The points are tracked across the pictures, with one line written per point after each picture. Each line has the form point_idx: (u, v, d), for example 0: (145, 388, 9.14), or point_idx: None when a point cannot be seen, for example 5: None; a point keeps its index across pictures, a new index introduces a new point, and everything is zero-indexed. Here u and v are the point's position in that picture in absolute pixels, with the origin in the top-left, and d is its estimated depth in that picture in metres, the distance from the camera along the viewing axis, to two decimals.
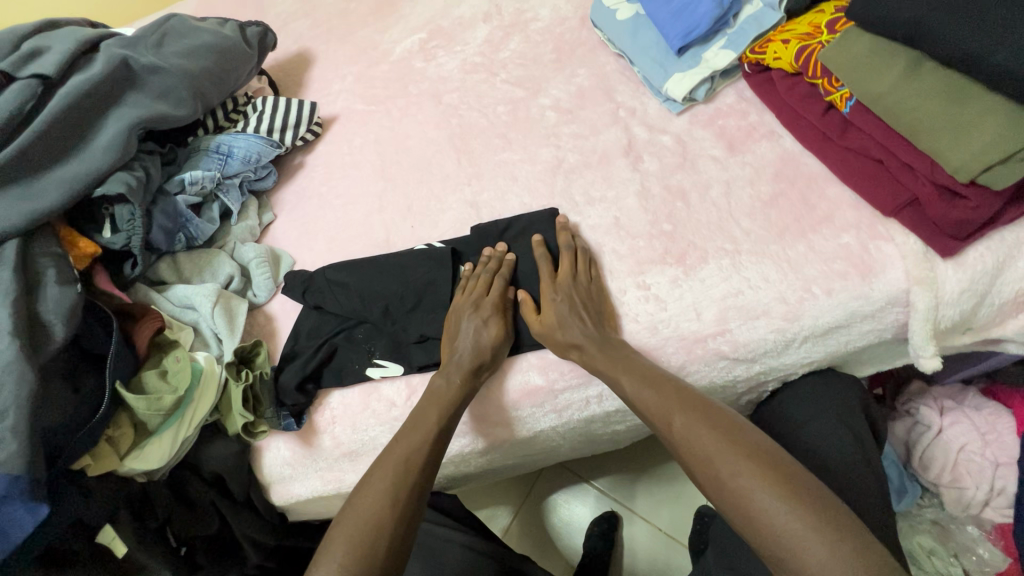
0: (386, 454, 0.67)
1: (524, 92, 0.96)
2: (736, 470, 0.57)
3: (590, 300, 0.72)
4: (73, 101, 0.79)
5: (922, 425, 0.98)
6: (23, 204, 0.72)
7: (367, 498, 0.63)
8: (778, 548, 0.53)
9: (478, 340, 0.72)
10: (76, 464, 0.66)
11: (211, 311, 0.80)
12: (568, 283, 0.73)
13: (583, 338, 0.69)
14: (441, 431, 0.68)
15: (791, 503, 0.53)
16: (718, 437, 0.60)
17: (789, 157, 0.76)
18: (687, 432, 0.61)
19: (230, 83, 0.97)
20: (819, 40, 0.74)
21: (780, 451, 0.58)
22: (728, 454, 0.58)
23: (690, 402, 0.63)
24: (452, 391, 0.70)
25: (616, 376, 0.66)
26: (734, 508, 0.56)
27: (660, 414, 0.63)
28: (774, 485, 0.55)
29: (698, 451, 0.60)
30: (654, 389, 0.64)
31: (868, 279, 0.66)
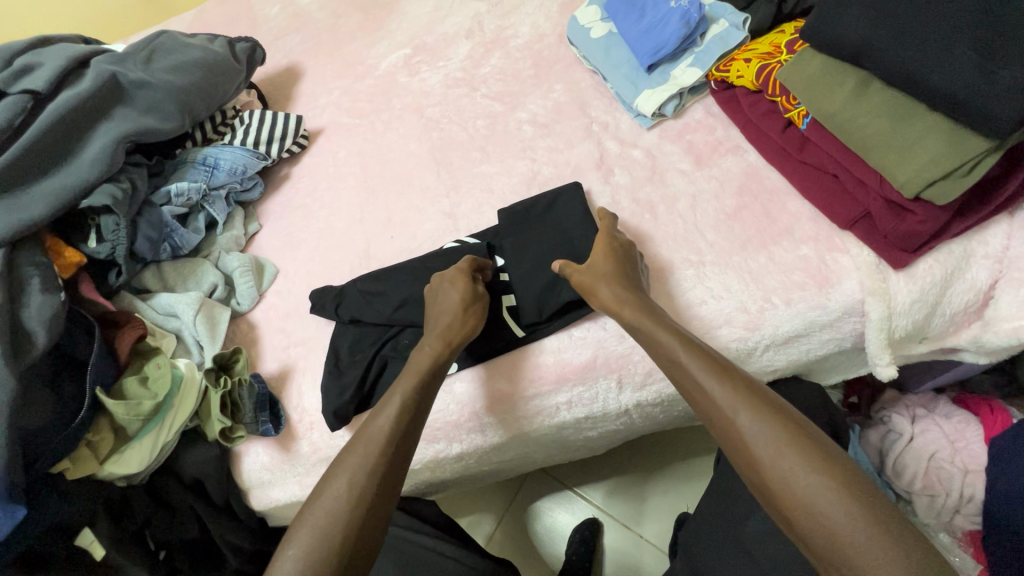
0: (354, 440, 0.68)
1: (503, 107, 0.99)
2: (805, 465, 0.56)
3: (633, 268, 0.73)
4: (62, 115, 0.82)
5: (894, 433, 0.99)
6: (10, 214, 0.74)
7: (337, 480, 0.64)
8: (843, 552, 0.52)
9: (456, 305, 0.73)
10: (54, 468, 0.68)
11: (193, 319, 0.82)
12: (621, 249, 0.74)
13: (614, 299, 0.69)
14: (410, 411, 0.69)
15: (866, 515, 0.52)
16: (788, 433, 0.58)
17: (753, 171, 0.78)
18: (755, 426, 0.59)
19: (218, 97, 1.00)
20: (778, 60, 0.77)
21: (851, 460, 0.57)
22: (800, 452, 0.56)
23: (757, 396, 0.61)
24: (421, 367, 0.71)
25: (676, 354, 0.64)
26: (801, 509, 0.54)
27: (727, 404, 0.61)
28: (846, 489, 0.54)
29: (765, 444, 0.58)
30: (720, 378, 0.62)
31: (825, 290, 0.68)
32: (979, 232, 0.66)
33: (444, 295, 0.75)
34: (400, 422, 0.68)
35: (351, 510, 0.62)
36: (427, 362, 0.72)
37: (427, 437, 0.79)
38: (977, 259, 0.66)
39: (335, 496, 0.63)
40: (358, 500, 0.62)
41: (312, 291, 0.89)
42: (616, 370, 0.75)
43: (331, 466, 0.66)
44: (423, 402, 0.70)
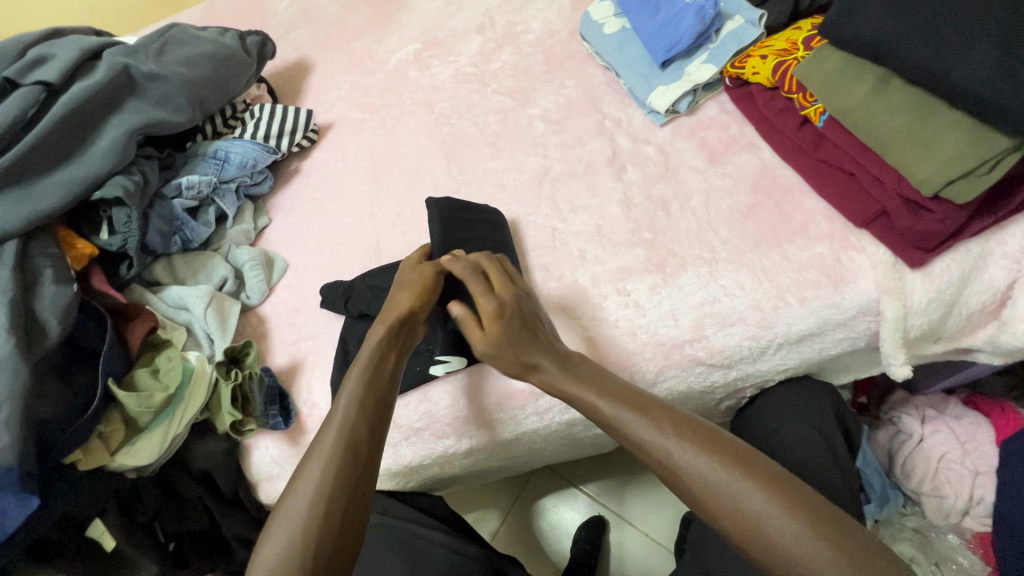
0: (320, 436, 0.65)
1: (514, 103, 0.98)
2: (738, 487, 0.57)
3: (530, 315, 0.70)
4: (75, 107, 0.82)
5: (903, 434, 0.99)
6: (22, 206, 0.74)
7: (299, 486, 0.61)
8: (789, 561, 0.54)
9: (404, 285, 0.73)
10: (66, 458, 0.68)
11: (204, 312, 0.83)
12: (510, 296, 0.70)
13: (539, 359, 0.68)
14: (375, 404, 0.66)
15: (812, 527, 0.54)
16: (717, 457, 0.59)
17: (767, 169, 0.78)
18: (683, 456, 0.59)
19: (228, 91, 1.00)
20: (795, 57, 0.77)
21: (782, 470, 0.59)
22: (731, 475, 0.57)
23: (682, 424, 0.61)
24: (365, 355, 0.69)
25: (591, 398, 0.65)
26: (745, 531, 0.56)
27: (656, 443, 0.61)
28: (779, 500, 0.55)
29: (698, 476, 0.58)
30: (642, 413, 0.63)
31: (839, 289, 0.67)
32: (997, 231, 0.66)
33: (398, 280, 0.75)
34: (363, 417, 0.65)
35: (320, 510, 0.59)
36: (371, 349, 0.69)
37: (437, 432, 0.79)
38: (994, 259, 0.66)
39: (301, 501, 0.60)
40: (324, 500, 0.60)
41: (323, 286, 0.89)
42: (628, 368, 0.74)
43: (297, 470, 0.63)
44: (385, 391, 0.68)
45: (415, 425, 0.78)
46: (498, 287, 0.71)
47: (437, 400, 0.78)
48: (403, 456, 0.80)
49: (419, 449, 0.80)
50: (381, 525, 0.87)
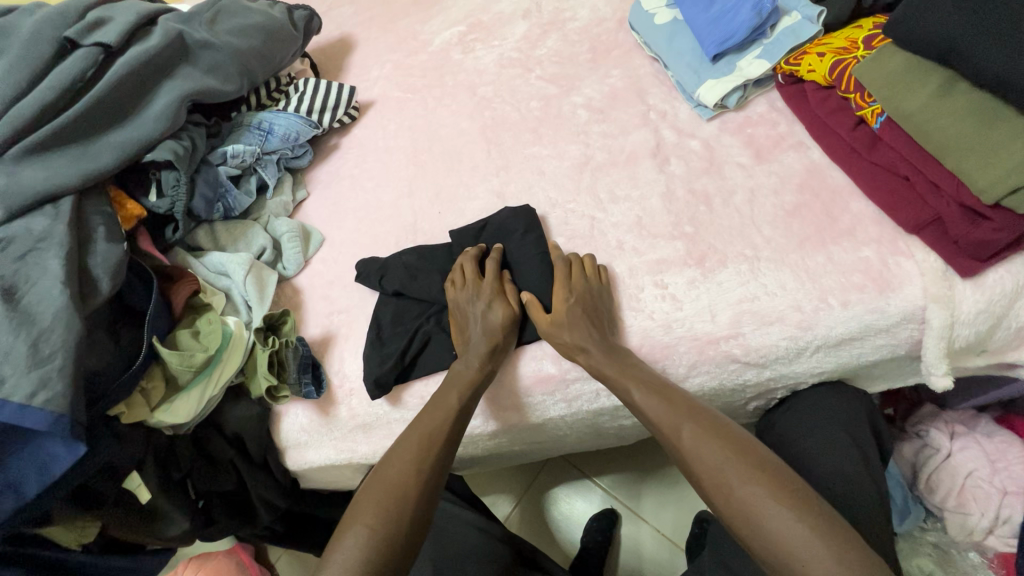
0: (407, 434, 0.71)
1: (558, 89, 0.98)
2: (740, 476, 0.59)
3: (599, 304, 0.73)
4: (131, 70, 0.83)
5: (930, 448, 0.98)
6: (79, 163, 0.76)
7: (393, 471, 0.67)
8: (778, 552, 0.55)
9: (487, 328, 0.74)
10: (111, 410, 0.70)
11: (243, 279, 0.84)
12: (581, 284, 0.74)
13: (589, 343, 0.70)
14: (463, 415, 0.71)
15: (797, 512, 0.55)
16: (724, 447, 0.61)
17: (816, 168, 0.77)
18: (693, 441, 0.63)
19: (275, 64, 1.01)
20: (855, 56, 0.75)
21: (781, 463, 0.61)
22: (736, 465, 0.60)
23: (695, 413, 0.65)
24: (470, 377, 0.72)
25: (627, 385, 0.67)
26: (738, 517, 0.58)
27: (668, 423, 0.65)
28: (779, 495, 0.57)
29: (703, 461, 0.62)
30: (663, 398, 0.66)
31: (885, 294, 0.67)
32: None
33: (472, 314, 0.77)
34: (452, 423, 0.71)
35: (409, 500, 0.65)
36: (475, 374, 0.72)
37: None
38: None
39: (397, 487, 0.66)
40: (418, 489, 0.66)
41: (358, 261, 0.90)
42: (660, 360, 0.73)
43: (384, 457, 0.70)
44: (473, 405, 0.73)
45: None
46: (570, 277, 0.75)
47: None
48: None
49: None
50: None
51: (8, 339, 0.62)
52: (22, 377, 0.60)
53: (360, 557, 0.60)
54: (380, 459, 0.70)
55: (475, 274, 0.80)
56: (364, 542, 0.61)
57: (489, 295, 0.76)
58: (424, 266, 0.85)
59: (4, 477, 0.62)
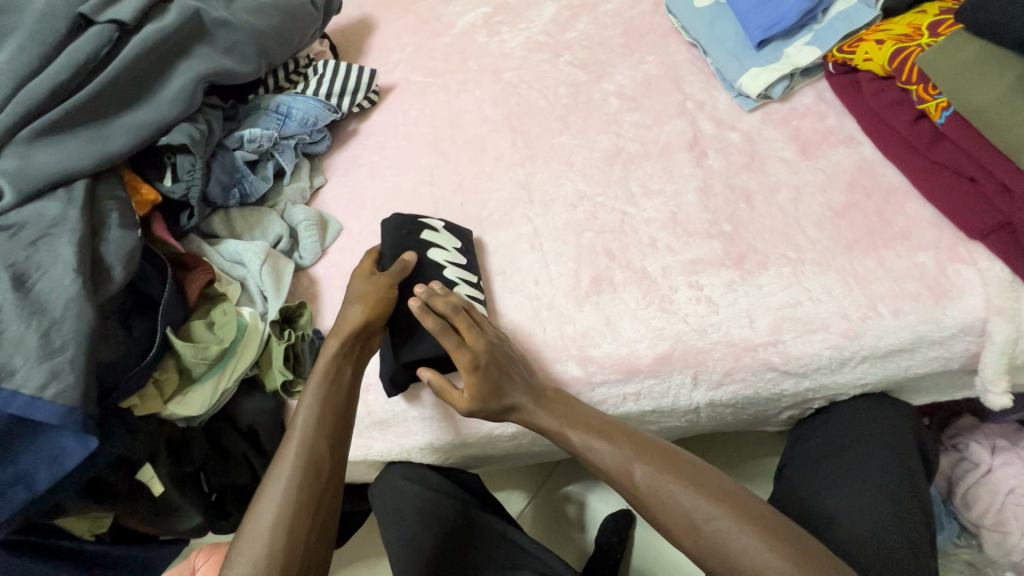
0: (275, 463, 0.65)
1: (588, 76, 0.93)
2: (710, 518, 0.57)
3: (508, 355, 0.69)
4: (146, 49, 0.80)
5: (968, 463, 0.92)
6: (93, 146, 0.74)
7: (263, 511, 0.61)
8: None
9: (355, 296, 0.72)
10: (124, 402, 0.69)
11: (259, 268, 0.81)
12: (481, 343, 0.68)
13: (520, 398, 0.67)
14: (331, 429, 0.67)
15: (765, 539, 0.55)
16: (683, 483, 0.59)
17: (867, 166, 0.72)
18: (651, 483, 0.60)
19: (294, 45, 0.96)
20: (919, 43, 0.69)
21: (735, 485, 0.60)
22: (694, 496, 0.58)
23: (641, 445, 0.63)
24: (318, 377, 0.69)
25: (563, 428, 0.66)
26: (710, 554, 0.56)
27: (617, 464, 0.62)
28: (745, 524, 0.56)
29: (660, 498, 0.59)
30: (606, 438, 0.64)
31: (941, 304, 0.62)
32: None
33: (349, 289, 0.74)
34: (323, 441, 0.66)
35: (289, 537, 0.60)
36: (323, 367, 0.70)
37: None
38: None
39: (266, 529, 0.60)
40: (292, 522, 0.60)
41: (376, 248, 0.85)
42: (692, 366, 0.69)
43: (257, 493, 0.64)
44: (343, 416, 0.69)
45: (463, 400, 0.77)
46: (468, 334, 0.69)
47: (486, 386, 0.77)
48: (448, 431, 0.78)
49: (465, 427, 0.78)
50: (414, 490, 0.83)
51: (19, 328, 0.60)
52: (33, 369, 0.58)
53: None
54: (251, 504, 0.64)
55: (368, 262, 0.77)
56: None
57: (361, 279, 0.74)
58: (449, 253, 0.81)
59: (15, 469, 0.61)
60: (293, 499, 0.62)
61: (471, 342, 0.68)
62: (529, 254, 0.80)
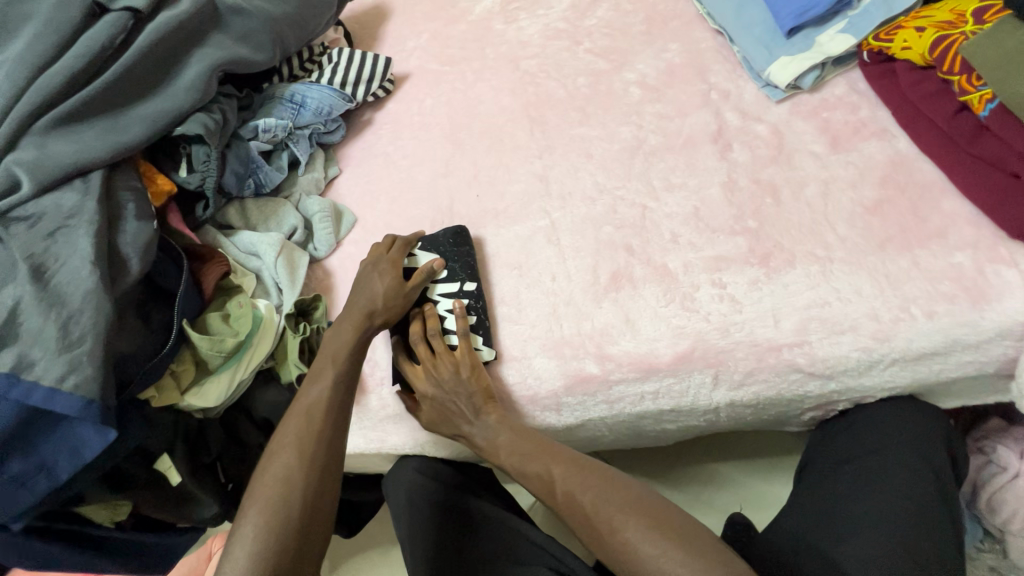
0: (289, 419, 0.67)
1: (608, 64, 0.90)
2: (623, 527, 0.59)
3: (462, 382, 0.70)
4: (161, 37, 0.79)
5: (996, 466, 0.86)
6: (109, 136, 0.73)
7: (277, 464, 0.63)
8: None
9: (375, 289, 0.74)
10: (141, 394, 0.69)
11: (274, 260, 0.81)
12: (436, 371, 0.72)
13: (472, 428, 0.71)
14: (344, 388, 0.69)
15: (664, 544, 0.56)
16: (598, 494, 0.62)
17: (902, 160, 0.69)
18: (568, 492, 0.63)
19: (309, 32, 0.95)
20: (963, 31, 0.66)
21: (648, 492, 0.62)
22: (608, 507, 0.61)
23: (563, 458, 0.66)
24: (343, 347, 0.71)
25: (498, 452, 0.69)
26: (620, 564, 0.58)
27: (542, 478, 0.66)
28: (649, 528, 0.58)
29: (577, 514, 0.62)
30: (534, 456, 0.67)
31: (979, 306, 0.60)
32: None
33: (368, 283, 0.75)
34: (335, 396, 0.68)
35: (300, 485, 0.62)
36: (350, 341, 0.72)
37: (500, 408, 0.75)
38: None
39: (279, 477, 0.62)
40: (304, 467, 0.63)
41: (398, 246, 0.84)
42: (714, 366, 0.67)
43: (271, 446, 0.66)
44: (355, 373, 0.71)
45: None
46: (423, 365, 0.73)
47: (501, 372, 0.74)
48: None
49: None
50: (422, 484, 0.83)
51: (38, 320, 0.60)
52: (52, 361, 0.58)
53: (252, 546, 0.57)
54: (265, 453, 0.66)
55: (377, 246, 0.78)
56: (257, 525, 0.59)
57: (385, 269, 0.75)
58: (461, 246, 0.79)
59: (37, 458, 0.61)
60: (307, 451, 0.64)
61: (421, 377, 0.73)
62: (546, 249, 0.78)
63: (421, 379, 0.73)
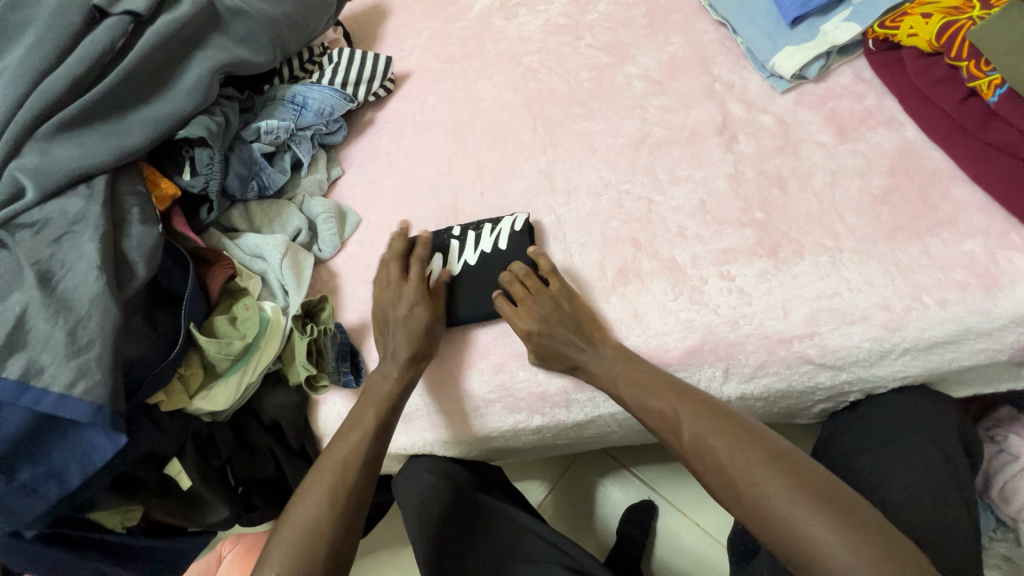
0: (324, 460, 0.68)
1: (611, 59, 0.90)
2: (760, 482, 0.55)
3: (570, 316, 0.69)
4: (162, 40, 0.79)
5: (1007, 455, 0.85)
6: (112, 141, 0.73)
7: (304, 506, 0.64)
8: (802, 554, 0.51)
9: (415, 330, 0.72)
10: (151, 399, 0.69)
11: (280, 262, 0.80)
12: (536, 306, 0.70)
13: (586, 361, 0.67)
14: (381, 433, 0.69)
15: (809, 507, 0.52)
16: (732, 443, 0.58)
17: (909, 149, 0.69)
18: (697, 433, 0.60)
19: (308, 33, 0.94)
20: (970, 16, 0.66)
21: (789, 448, 0.58)
22: (743, 460, 0.57)
23: (695, 400, 0.62)
24: (383, 391, 0.71)
25: (617, 387, 0.65)
26: (755, 519, 0.55)
27: (669, 419, 0.62)
28: (790, 487, 0.54)
29: (709, 458, 0.59)
30: (660, 395, 0.63)
31: (991, 293, 0.60)
32: None
33: (397, 315, 0.73)
34: (371, 440, 0.69)
35: (325, 532, 0.62)
36: (393, 389, 0.71)
37: (509, 406, 0.75)
38: None
39: (304, 524, 0.62)
40: (330, 515, 0.63)
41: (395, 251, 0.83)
42: (724, 359, 0.66)
43: (302, 486, 0.67)
44: (392, 420, 0.71)
45: (487, 395, 0.75)
46: (524, 301, 0.71)
47: (514, 371, 0.74)
48: (475, 427, 0.76)
49: (489, 421, 0.76)
50: (434, 485, 0.81)
51: (46, 326, 0.60)
52: (61, 367, 0.58)
53: None
54: (296, 492, 0.67)
55: (398, 275, 0.77)
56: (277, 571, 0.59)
57: (415, 300, 0.73)
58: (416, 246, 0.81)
59: (48, 466, 0.61)
60: (334, 497, 0.64)
61: (525, 312, 0.70)
62: (551, 246, 0.78)
63: (527, 315, 0.70)
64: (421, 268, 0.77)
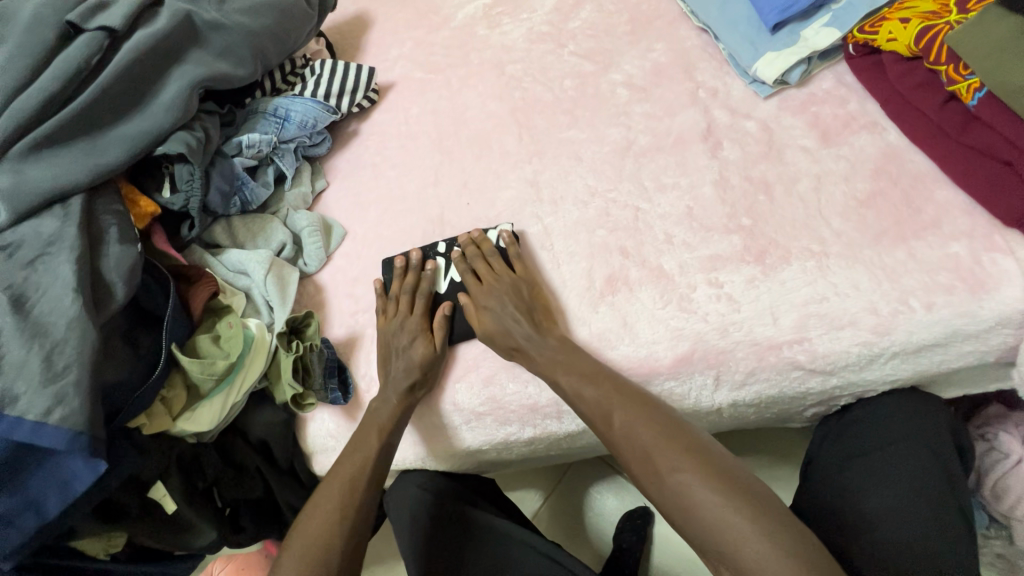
0: (329, 482, 0.68)
1: (595, 66, 0.90)
2: (682, 472, 0.55)
3: (523, 297, 0.72)
4: (138, 56, 0.78)
5: (999, 453, 0.85)
6: (88, 159, 0.72)
7: (311, 527, 0.64)
8: (715, 540, 0.52)
9: (416, 364, 0.72)
10: (132, 422, 0.67)
11: (264, 278, 0.79)
12: (494, 285, 0.73)
13: (523, 340, 0.69)
14: (384, 455, 0.70)
15: (725, 495, 0.53)
16: (656, 433, 0.59)
17: (892, 152, 0.69)
18: (627, 423, 0.60)
19: (289, 45, 0.93)
20: (948, 21, 0.66)
21: (713, 441, 0.59)
22: (668, 450, 0.57)
23: (625, 390, 0.63)
24: (384, 415, 0.71)
25: (553, 375, 0.66)
26: (675, 507, 0.55)
27: (600, 409, 0.62)
28: (710, 475, 0.54)
29: (636, 446, 0.59)
30: (593, 384, 0.63)
31: (977, 295, 0.60)
32: None
33: (400, 346, 0.74)
34: (376, 461, 0.69)
35: (334, 551, 0.62)
36: (393, 413, 0.71)
37: (500, 419, 0.74)
38: None
39: (313, 545, 0.62)
40: (339, 535, 0.63)
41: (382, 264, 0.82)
42: (715, 367, 0.66)
43: (306, 509, 0.66)
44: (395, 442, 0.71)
45: (477, 408, 0.73)
46: (485, 278, 0.74)
47: (503, 384, 0.73)
48: (464, 439, 0.75)
49: (479, 434, 0.75)
50: (426, 500, 0.80)
51: (20, 352, 0.58)
52: (36, 394, 0.56)
53: None
54: (300, 513, 0.66)
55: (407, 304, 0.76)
56: None
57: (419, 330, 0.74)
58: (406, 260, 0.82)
59: (24, 496, 0.59)
60: (342, 518, 0.64)
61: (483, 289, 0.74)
62: (539, 255, 0.77)
63: (484, 293, 0.73)
64: (425, 298, 0.77)
